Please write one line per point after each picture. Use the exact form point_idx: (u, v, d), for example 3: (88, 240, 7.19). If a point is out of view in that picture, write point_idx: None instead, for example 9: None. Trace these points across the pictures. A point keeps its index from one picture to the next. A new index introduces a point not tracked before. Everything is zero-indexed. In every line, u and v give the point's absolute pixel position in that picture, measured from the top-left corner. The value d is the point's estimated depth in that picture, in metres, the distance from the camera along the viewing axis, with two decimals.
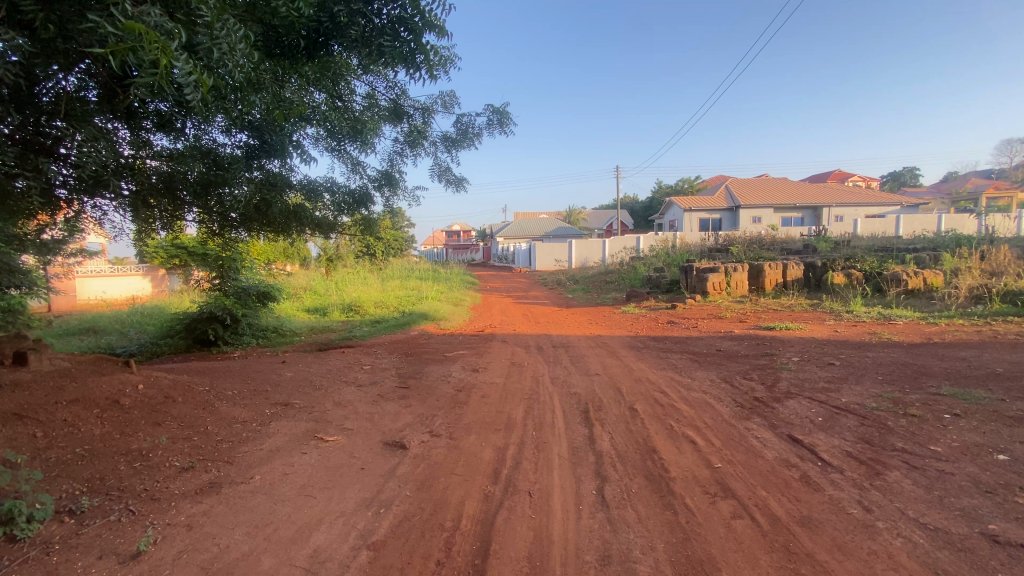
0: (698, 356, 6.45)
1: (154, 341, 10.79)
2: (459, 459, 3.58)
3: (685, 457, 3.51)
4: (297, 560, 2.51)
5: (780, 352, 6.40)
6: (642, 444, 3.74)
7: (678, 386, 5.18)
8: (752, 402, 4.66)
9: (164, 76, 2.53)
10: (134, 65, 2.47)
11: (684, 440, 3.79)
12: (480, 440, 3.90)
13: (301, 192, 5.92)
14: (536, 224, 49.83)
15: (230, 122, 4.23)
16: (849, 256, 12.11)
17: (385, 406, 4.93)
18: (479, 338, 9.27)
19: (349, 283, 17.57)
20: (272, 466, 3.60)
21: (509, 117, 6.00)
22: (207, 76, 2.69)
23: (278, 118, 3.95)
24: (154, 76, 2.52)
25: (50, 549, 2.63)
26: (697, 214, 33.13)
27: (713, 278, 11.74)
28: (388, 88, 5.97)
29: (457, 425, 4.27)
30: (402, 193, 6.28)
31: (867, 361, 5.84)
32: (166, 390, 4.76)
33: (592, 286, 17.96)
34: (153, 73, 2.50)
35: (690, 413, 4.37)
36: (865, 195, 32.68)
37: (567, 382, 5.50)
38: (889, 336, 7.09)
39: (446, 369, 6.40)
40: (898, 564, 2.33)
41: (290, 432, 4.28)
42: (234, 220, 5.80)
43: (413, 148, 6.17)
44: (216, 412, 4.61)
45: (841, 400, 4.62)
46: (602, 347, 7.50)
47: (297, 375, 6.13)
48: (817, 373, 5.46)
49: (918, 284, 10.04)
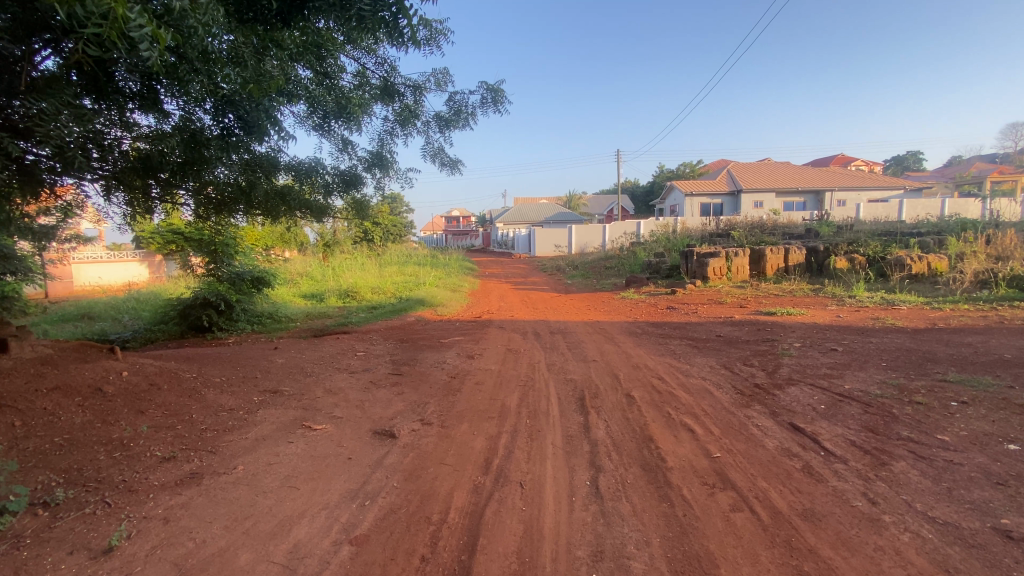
0: (699, 342, 6.31)
1: (148, 328, 10.74)
2: (450, 449, 3.46)
3: (683, 446, 3.39)
4: (275, 555, 2.39)
5: (782, 338, 6.25)
6: (639, 432, 3.61)
7: (677, 372, 5.04)
8: (752, 389, 4.52)
9: (115, 28, 2.34)
10: (82, 16, 2.30)
11: (682, 429, 3.66)
12: (473, 429, 3.77)
13: (292, 172, 5.80)
14: (536, 210, 49.47)
15: (208, 96, 4.07)
16: (853, 241, 11.92)
17: (376, 393, 4.80)
18: (476, 324, 9.15)
19: (347, 268, 17.41)
20: (255, 456, 3.48)
21: (504, 95, 5.80)
22: (166, 33, 2.49)
23: (255, 89, 3.78)
24: (107, 24, 2.37)
25: (20, 543, 2.53)
26: (698, 199, 32.78)
27: (713, 263, 11.57)
28: (378, 64, 5.81)
29: (449, 414, 4.13)
30: (393, 174, 6.09)
31: (871, 347, 5.71)
32: (151, 377, 4.68)
33: (592, 271, 17.77)
34: (108, 23, 2.35)
35: (689, 401, 4.24)
36: (868, 180, 32.43)
37: (564, 369, 5.37)
38: (893, 321, 6.96)
39: (441, 355, 6.26)
40: (906, 561, 2.21)
41: (277, 421, 4.16)
42: (221, 207, 5.70)
43: (405, 128, 5.98)
44: (203, 400, 4.49)
45: (845, 387, 4.49)
46: (601, 333, 7.38)
47: (288, 362, 6.00)
48: (820, 359, 5.34)
49: (922, 268, 9.90)
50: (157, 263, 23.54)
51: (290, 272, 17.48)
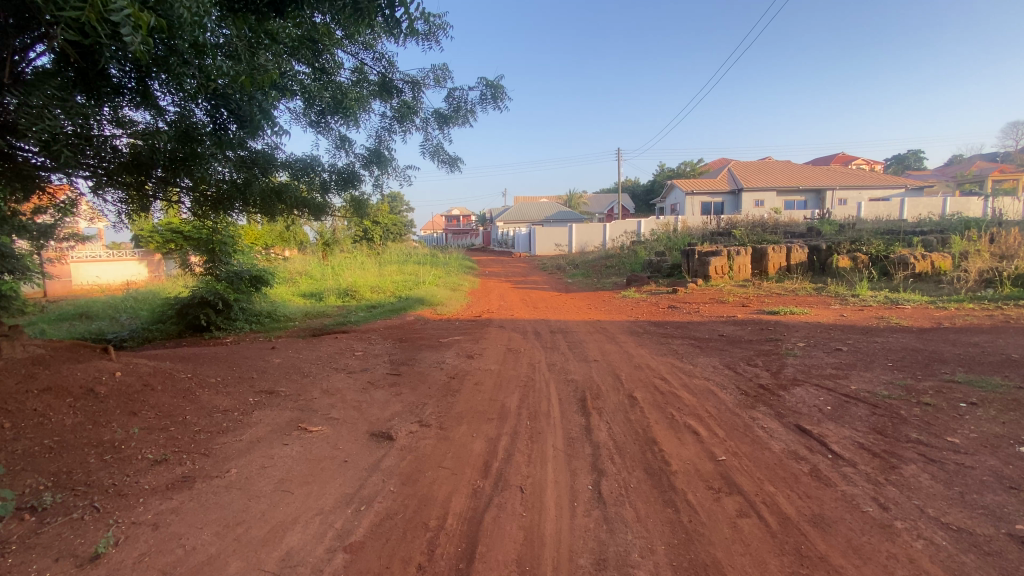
0: (701, 342, 6.23)
1: (146, 327, 10.67)
2: (449, 451, 3.37)
3: (687, 448, 3.31)
4: (266, 563, 2.31)
5: (785, 338, 6.17)
6: (642, 434, 3.53)
7: (680, 373, 4.95)
8: (757, 389, 4.44)
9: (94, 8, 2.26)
10: None
11: (686, 431, 3.58)
12: (472, 431, 3.69)
13: (290, 169, 5.73)
14: (536, 208, 49.37)
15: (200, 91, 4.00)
16: (855, 239, 11.84)
17: (374, 394, 4.72)
18: (476, 324, 9.07)
19: (347, 267, 17.33)
20: (249, 459, 3.40)
21: (503, 91, 5.72)
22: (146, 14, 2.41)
23: (247, 81, 3.70)
24: (88, 9, 2.29)
25: (4, 550, 2.45)
26: (699, 198, 32.67)
27: (714, 262, 11.47)
28: (376, 60, 5.73)
29: (448, 415, 4.05)
30: (392, 171, 6.01)
31: (876, 347, 5.62)
32: (145, 378, 4.60)
33: (593, 270, 17.68)
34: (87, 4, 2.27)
35: (692, 402, 4.16)
36: (870, 178, 32.34)
37: (564, 369, 5.29)
38: (898, 321, 6.88)
39: (440, 355, 6.18)
40: (920, 570, 2.13)
41: (272, 422, 4.08)
42: (217, 203, 5.63)
43: (404, 124, 5.90)
44: (197, 401, 4.41)
45: (851, 388, 4.41)
46: (602, 332, 7.30)
47: (285, 362, 5.92)
48: (824, 359, 5.25)
49: (926, 267, 9.83)
50: (156, 262, 23.41)
51: (289, 272, 17.41)
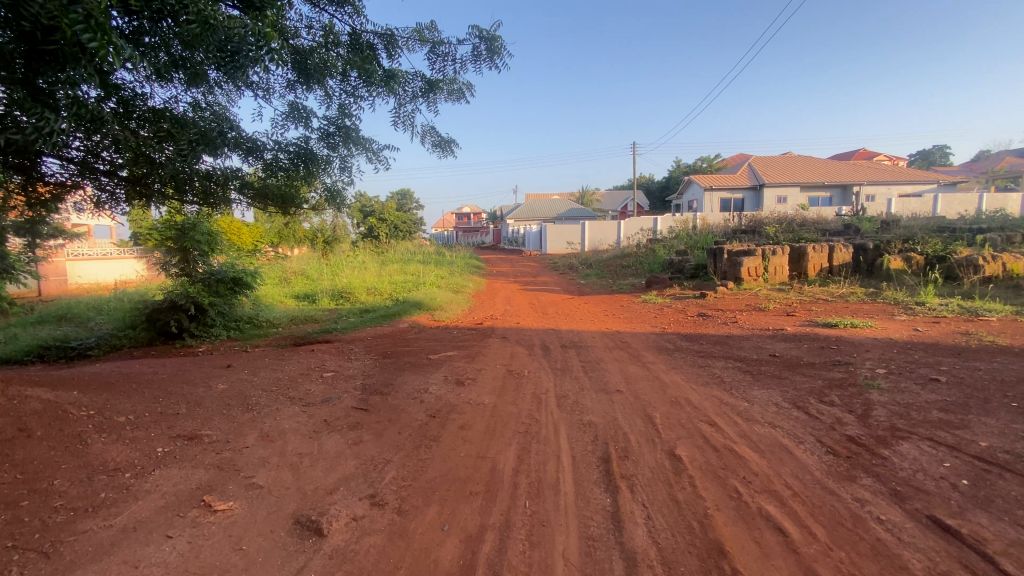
0: (750, 365, 4.98)
1: (113, 333, 9.64)
2: (400, 564, 2.18)
3: (774, 568, 2.09)
4: None
5: (857, 361, 4.89)
6: (699, 535, 2.31)
7: (734, 415, 3.71)
8: (847, 446, 3.19)
9: None
10: None
11: (766, 528, 2.35)
12: (443, 520, 2.49)
13: (233, 150, 4.56)
14: (549, 207, 48.13)
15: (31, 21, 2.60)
16: (907, 238, 10.48)
17: (324, 442, 3.54)
18: (477, 333, 7.88)
19: (345, 266, 16.30)
20: (102, 571, 2.24)
21: (501, 45, 4.52)
22: None
23: None
24: None
25: None
26: (719, 194, 31.08)
27: (747, 262, 10.16)
28: (342, 12, 4.60)
29: (414, 485, 2.86)
30: (364, 150, 4.85)
31: (984, 377, 4.32)
32: (23, 422, 3.47)
33: (609, 271, 16.39)
34: None
35: (761, 467, 2.93)
36: (900, 175, 30.69)
37: (579, 405, 4.07)
38: (990, 338, 5.58)
39: (424, 380, 4.98)
40: None
41: (171, 492, 2.93)
42: (138, 186, 4.45)
43: (377, 93, 4.74)
44: (83, 455, 3.27)
45: (980, 447, 3.13)
46: (623, 348, 6.07)
47: (231, 389, 4.75)
48: (922, 395, 3.98)
49: (998, 270, 8.49)
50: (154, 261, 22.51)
51: (285, 271, 16.31)
